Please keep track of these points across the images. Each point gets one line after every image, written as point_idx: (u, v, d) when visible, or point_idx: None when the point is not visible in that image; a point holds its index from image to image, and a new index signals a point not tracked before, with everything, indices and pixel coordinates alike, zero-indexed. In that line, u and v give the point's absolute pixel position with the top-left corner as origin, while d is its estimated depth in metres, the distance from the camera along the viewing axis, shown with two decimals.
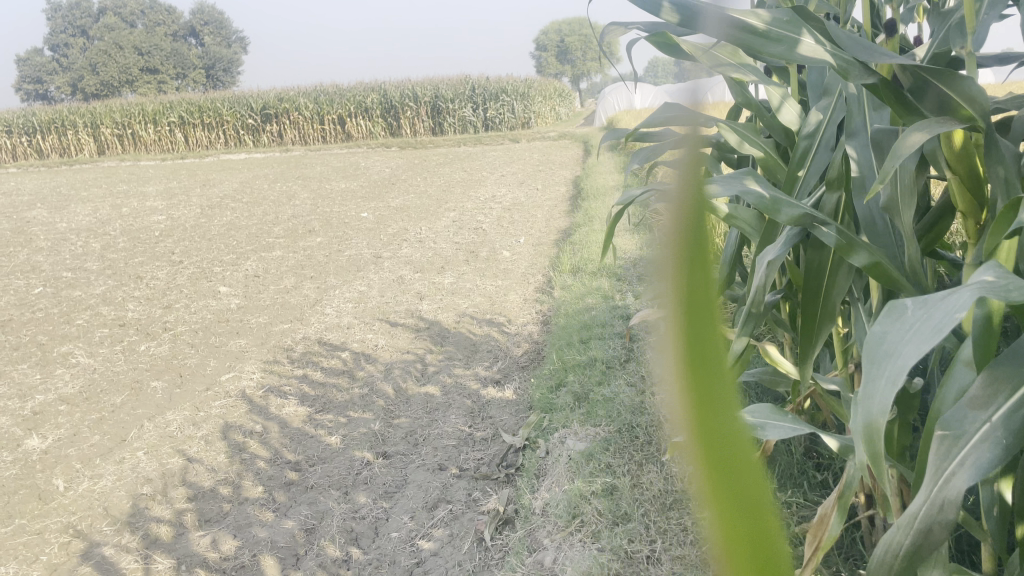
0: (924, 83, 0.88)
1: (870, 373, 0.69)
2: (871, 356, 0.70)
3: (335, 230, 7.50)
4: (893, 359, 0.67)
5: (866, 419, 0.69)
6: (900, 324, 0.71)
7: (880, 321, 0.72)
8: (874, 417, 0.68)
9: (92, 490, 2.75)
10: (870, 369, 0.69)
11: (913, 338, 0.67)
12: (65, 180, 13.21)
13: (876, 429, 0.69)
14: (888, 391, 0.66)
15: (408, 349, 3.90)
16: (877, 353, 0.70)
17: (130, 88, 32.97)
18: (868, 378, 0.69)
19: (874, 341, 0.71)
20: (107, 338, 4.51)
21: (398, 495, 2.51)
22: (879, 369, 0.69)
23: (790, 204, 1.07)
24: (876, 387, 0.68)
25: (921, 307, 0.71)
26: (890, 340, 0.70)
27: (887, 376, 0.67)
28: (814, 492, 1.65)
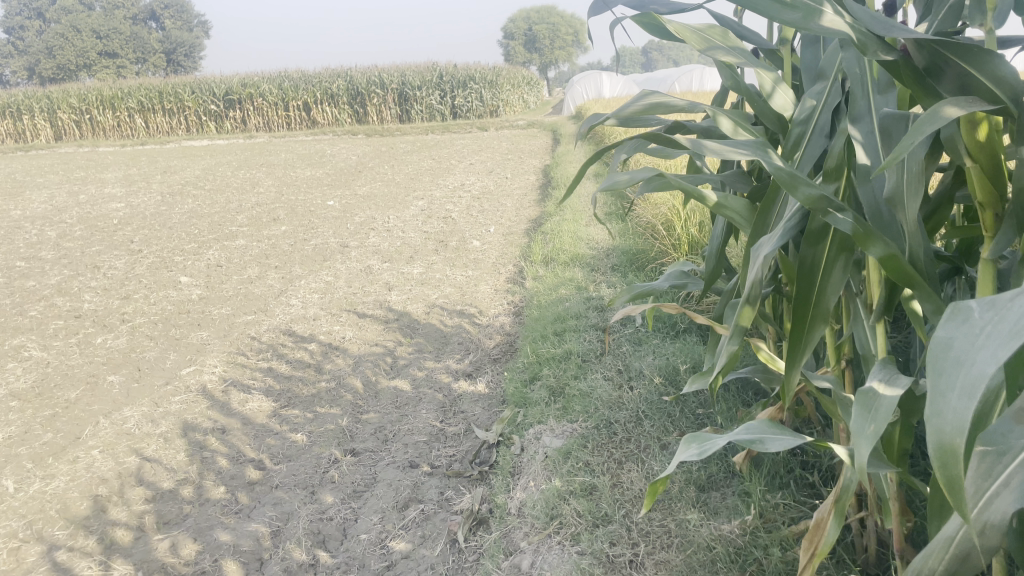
0: (940, 61, 0.89)
1: (938, 383, 0.66)
2: (939, 364, 0.67)
3: (300, 218, 7.40)
4: (965, 369, 0.64)
5: (937, 437, 0.65)
6: (967, 328, 0.67)
7: (944, 325, 0.69)
8: (949, 435, 0.63)
9: (44, 492, 2.61)
10: (939, 380, 0.66)
11: (991, 346, 0.63)
12: (18, 165, 12.88)
13: (948, 449, 0.65)
14: (966, 409, 0.62)
15: (377, 342, 3.83)
16: (945, 360, 0.66)
17: (88, 73, 32.93)
18: (938, 390, 0.65)
19: (940, 346, 0.68)
20: (62, 331, 4.36)
21: (368, 494, 2.41)
22: (952, 378, 0.65)
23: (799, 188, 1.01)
24: (949, 401, 0.64)
25: (988, 309, 0.68)
26: (957, 350, 0.66)
27: (962, 388, 0.64)
28: (802, 492, 1.59)
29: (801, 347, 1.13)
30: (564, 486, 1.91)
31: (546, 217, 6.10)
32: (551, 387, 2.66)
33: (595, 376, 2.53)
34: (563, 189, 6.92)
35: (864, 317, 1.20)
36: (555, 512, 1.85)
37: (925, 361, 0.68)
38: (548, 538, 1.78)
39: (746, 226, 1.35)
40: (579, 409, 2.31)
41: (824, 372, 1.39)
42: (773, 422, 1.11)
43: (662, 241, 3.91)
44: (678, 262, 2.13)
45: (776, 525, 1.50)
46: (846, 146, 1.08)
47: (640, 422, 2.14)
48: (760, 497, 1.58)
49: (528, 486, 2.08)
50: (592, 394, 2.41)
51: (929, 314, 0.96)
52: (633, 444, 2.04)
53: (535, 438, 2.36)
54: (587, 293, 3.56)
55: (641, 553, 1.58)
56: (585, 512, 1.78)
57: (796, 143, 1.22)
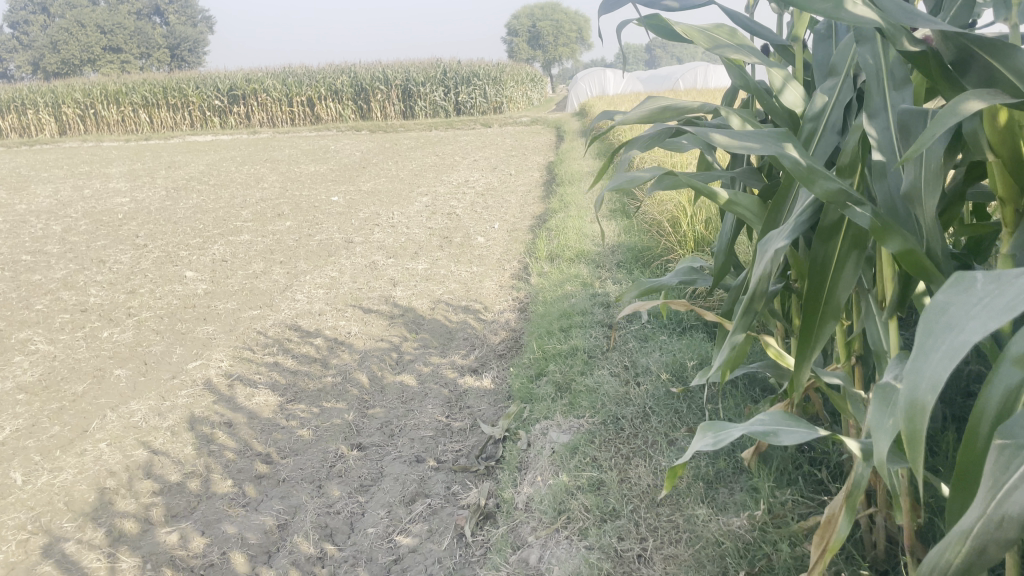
0: (966, 53, 0.89)
1: (925, 345, 0.68)
2: (930, 327, 0.68)
3: (305, 214, 7.41)
4: (951, 334, 0.66)
5: (912, 393, 0.68)
6: (965, 297, 0.68)
7: (945, 291, 0.70)
8: (923, 392, 0.66)
9: (52, 484, 2.61)
10: (926, 341, 0.68)
11: (980, 315, 0.64)
12: (23, 160, 12.91)
13: (920, 405, 0.68)
14: (942, 368, 0.64)
15: (382, 337, 3.84)
16: (936, 324, 0.68)
17: (92, 68, 32.94)
18: (922, 351, 0.68)
19: (935, 311, 0.69)
20: (68, 324, 4.37)
21: (374, 489, 2.42)
22: (939, 341, 0.67)
23: (817, 182, 1.02)
24: (929, 361, 0.66)
25: (992, 281, 0.68)
26: (950, 316, 0.68)
27: (944, 350, 0.65)
28: (810, 489, 1.60)
29: (812, 343, 1.14)
30: (571, 481, 1.91)
31: (551, 213, 6.10)
32: (558, 383, 2.66)
33: (602, 371, 2.53)
34: (567, 185, 6.92)
35: (876, 312, 1.21)
36: (563, 507, 1.85)
37: (920, 321, 0.69)
38: (556, 532, 1.79)
39: (757, 222, 1.35)
40: (586, 405, 2.32)
41: (834, 368, 1.40)
42: (788, 414, 1.12)
43: (668, 238, 3.91)
44: (686, 258, 2.13)
45: (785, 521, 1.50)
46: (860, 142, 1.08)
47: (647, 418, 2.14)
48: (769, 493, 1.58)
49: (534, 481, 2.08)
50: (598, 390, 2.41)
51: None
52: (640, 439, 2.04)
53: (541, 433, 2.37)
54: (592, 289, 3.57)
55: (649, 547, 1.58)
56: (593, 507, 1.79)
57: (808, 140, 1.22)
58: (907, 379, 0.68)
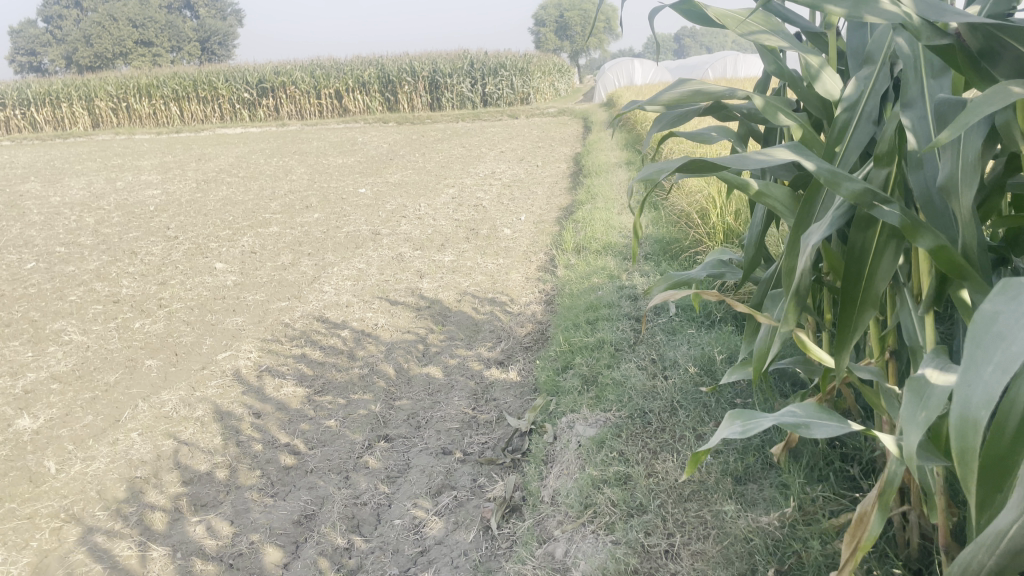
0: (996, 44, 0.87)
1: (975, 357, 0.66)
2: (979, 337, 0.67)
3: (333, 206, 7.45)
4: (1004, 344, 0.65)
5: (963, 409, 0.67)
6: (1013, 304, 0.67)
7: (992, 298, 0.69)
8: (977, 409, 0.65)
9: (84, 473, 2.65)
10: (975, 353, 0.67)
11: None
12: (58, 153, 13.10)
13: (972, 422, 0.66)
14: (999, 381, 0.62)
15: (409, 329, 3.85)
16: (986, 334, 0.67)
17: (122, 61, 32.96)
18: (971, 366, 0.66)
19: (985, 319, 0.68)
20: (101, 315, 4.44)
21: (401, 480, 2.43)
22: (990, 354, 0.66)
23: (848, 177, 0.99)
24: (981, 376, 0.65)
25: None
26: (999, 324, 0.67)
27: (996, 365, 0.64)
28: (843, 486, 1.57)
29: (847, 335, 1.11)
30: (598, 475, 1.90)
31: (578, 205, 6.08)
32: (584, 376, 2.65)
33: (629, 365, 2.51)
34: (594, 177, 6.89)
35: (912, 306, 1.18)
36: (589, 501, 1.85)
37: (968, 334, 0.68)
38: (582, 527, 1.79)
39: (789, 214, 1.32)
40: (612, 399, 2.31)
41: (867, 363, 1.37)
42: (821, 407, 1.09)
43: (696, 231, 3.88)
44: (716, 250, 2.10)
45: (816, 519, 1.48)
46: (897, 132, 1.05)
47: (675, 412, 2.12)
48: (800, 490, 1.55)
49: (561, 474, 2.08)
50: (625, 383, 2.40)
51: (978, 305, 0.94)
52: (668, 434, 2.02)
53: (567, 426, 2.36)
54: (619, 282, 3.55)
55: (677, 543, 1.57)
56: (620, 502, 1.78)
57: (842, 130, 1.19)
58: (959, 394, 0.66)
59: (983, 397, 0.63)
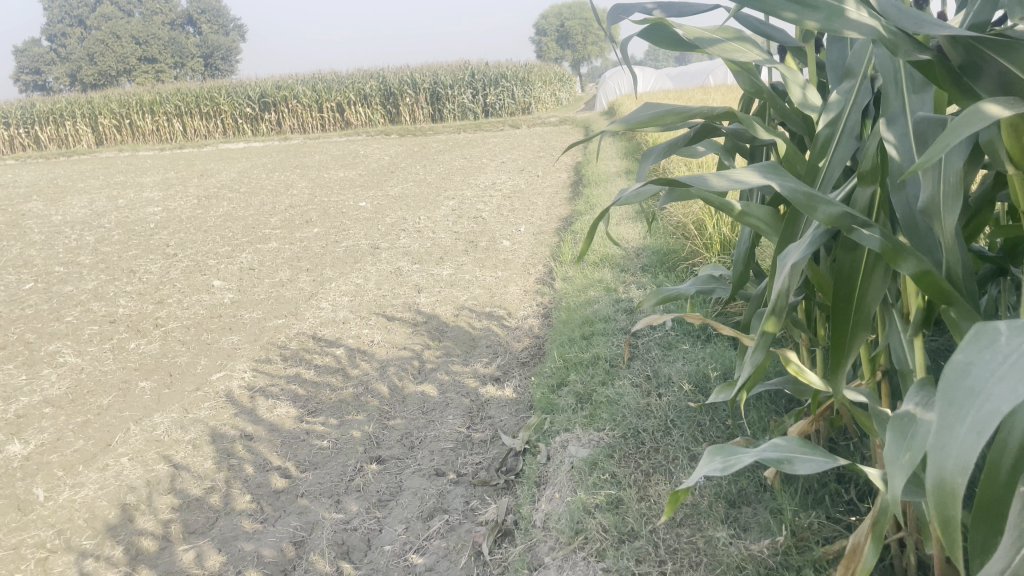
0: (977, 57, 0.82)
1: (948, 414, 0.62)
2: (950, 392, 0.63)
3: (333, 220, 7.42)
4: (978, 401, 0.61)
5: (939, 472, 0.63)
6: (988, 355, 0.64)
7: (965, 348, 0.65)
8: (951, 473, 0.61)
9: (73, 500, 2.62)
10: (948, 409, 0.63)
11: (1008, 378, 0.60)
12: (60, 171, 13.10)
13: (949, 483, 0.62)
14: (973, 448, 0.58)
15: (405, 345, 3.80)
16: (959, 389, 0.63)
17: (126, 77, 33.00)
18: (943, 423, 0.62)
19: (957, 372, 0.64)
20: (96, 336, 4.40)
21: (393, 504, 2.39)
22: (962, 411, 0.62)
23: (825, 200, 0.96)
24: (956, 436, 0.61)
25: (1015, 334, 0.64)
26: (973, 376, 0.63)
27: (971, 425, 0.60)
28: (838, 509, 1.52)
29: (836, 359, 1.06)
30: (589, 499, 1.85)
31: (577, 215, 6.04)
32: (579, 394, 2.60)
33: (623, 382, 2.46)
34: (593, 187, 6.85)
35: (903, 328, 1.14)
36: (580, 526, 1.79)
37: (941, 387, 0.64)
38: (573, 552, 1.73)
39: (774, 234, 1.28)
40: (606, 418, 2.26)
41: (860, 384, 1.32)
42: (804, 441, 1.05)
43: (693, 242, 3.83)
44: (707, 265, 2.05)
45: (809, 545, 1.44)
46: (877, 150, 1.02)
47: (669, 431, 2.08)
48: (791, 515, 1.51)
49: (553, 497, 2.03)
50: (619, 401, 2.35)
51: (968, 330, 0.90)
52: (661, 455, 1.97)
53: (561, 446, 2.31)
54: (615, 294, 3.50)
55: (667, 572, 1.52)
56: (611, 527, 1.73)
57: (825, 146, 1.15)
58: (933, 455, 0.62)
59: (957, 463, 0.60)
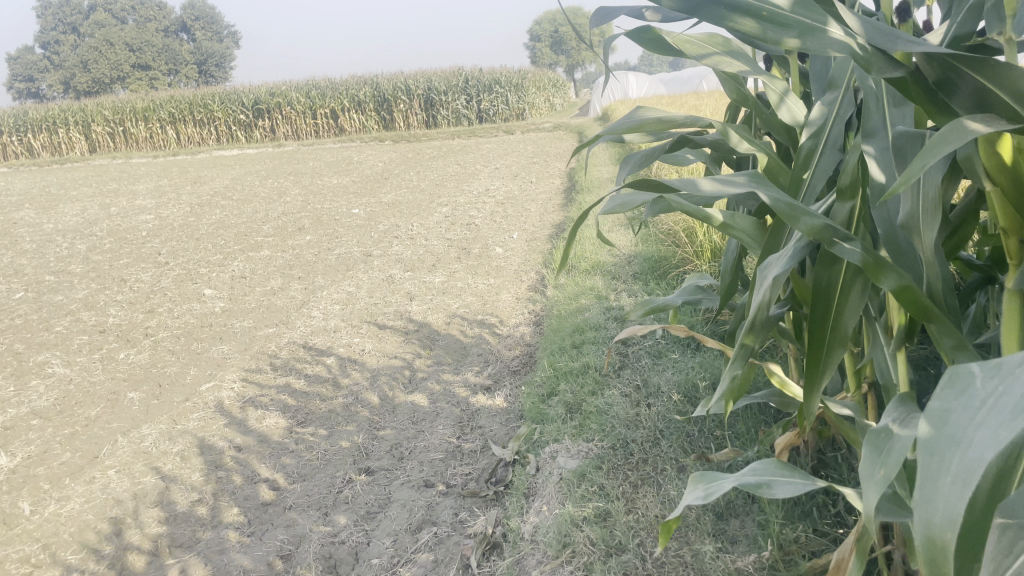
0: (953, 74, 0.81)
1: (932, 467, 0.61)
2: (932, 443, 0.62)
3: (325, 228, 7.40)
4: (960, 450, 0.60)
5: (925, 529, 0.60)
6: (967, 402, 0.63)
7: (940, 395, 0.65)
8: (940, 527, 0.58)
9: (59, 514, 2.60)
10: (932, 461, 0.61)
11: (989, 426, 0.59)
12: (53, 179, 13.07)
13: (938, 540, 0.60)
14: (958, 498, 0.57)
15: (396, 354, 3.79)
16: (941, 439, 0.62)
17: (120, 85, 32.99)
18: (927, 476, 0.61)
19: (938, 421, 0.64)
20: (85, 346, 4.38)
21: (381, 516, 2.37)
22: (945, 462, 0.60)
23: (804, 215, 0.95)
24: (942, 489, 0.59)
25: (992, 376, 0.64)
26: (952, 424, 0.62)
27: (958, 475, 0.59)
28: (825, 521, 1.52)
29: (817, 375, 1.05)
30: (577, 512, 1.84)
31: (569, 222, 6.03)
32: (569, 404, 2.59)
33: (613, 392, 2.45)
34: (586, 193, 6.85)
35: (885, 342, 1.13)
36: (568, 539, 1.77)
37: (922, 437, 0.63)
38: (560, 566, 1.70)
39: (757, 245, 1.27)
40: (595, 428, 2.25)
41: (844, 397, 1.32)
42: (782, 463, 1.06)
43: (684, 249, 3.83)
44: (694, 275, 2.05)
45: (795, 559, 1.43)
46: (859, 163, 1.01)
47: (658, 442, 2.07)
48: (778, 529, 1.50)
49: (541, 510, 2.01)
50: (609, 411, 2.33)
51: (949, 349, 0.90)
52: (649, 466, 1.96)
53: (550, 457, 2.30)
54: (606, 303, 3.49)
55: None
56: (599, 540, 1.71)
57: (807, 157, 1.14)
58: (916, 508, 0.61)
59: (945, 516, 0.58)
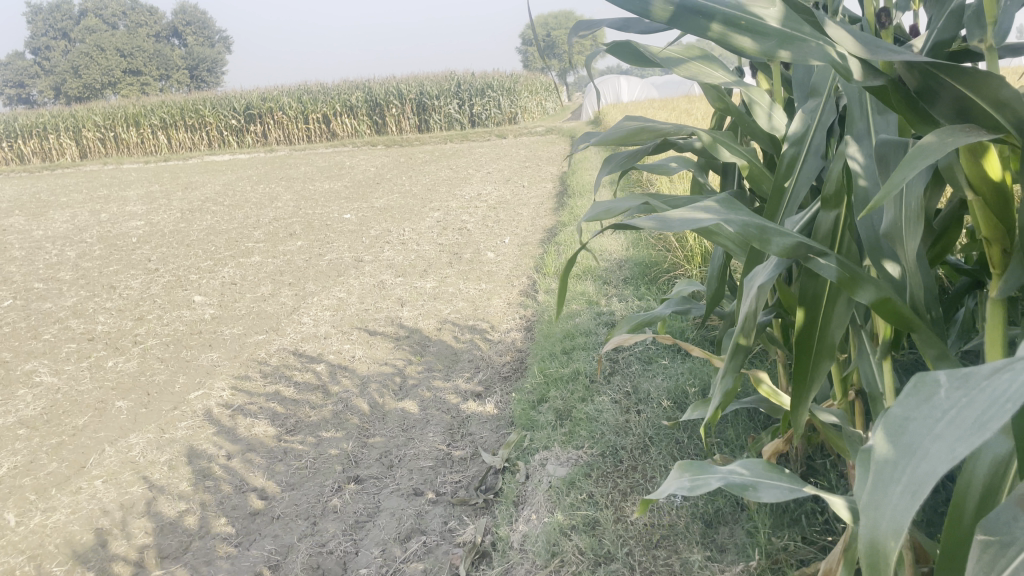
0: (933, 82, 0.81)
1: (884, 474, 0.60)
2: (889, 451, 0.61)
3: (317, 233, 7.38)
4: (914, 461, 0.58)
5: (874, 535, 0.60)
6: (927, 410, 0.62)
7: (903, 401, 0.64)
8: (884, 535, 0.58)
9: (45, 525, 2.57)
10: (884, 469, 0.61)
11: (945, 436, 0.57)
12: (43, 185, 13.02)
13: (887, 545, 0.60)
14: (905, 511, 0.56)
15: (386, 360, 3.77)
16: (897, 448, 0.61)
17: (112, 90, 32.97)
18: (878, 483, 0.60)
19: (895, 428, 0.62)
20: (74, 354, 4.35)
21: (370, 525, 2.35)
22: (899, 471, 0.59)
23: (778, 235, 0.95)
24: (890, 499, 0.59)
25: (957, 385, 0.62)
26: (910, 435, 0.61)
27: (906, 487, 0.58)
28: (814, 528, 1.51)
29: (803, 387, 1.05)
30: (566, 520, 1.82)
31: (561, 226, 6.03)
32: (559, 411, 2.58)
33: (602, 398, 2.44)
34: (578, 197, 6.85)
35: (870, 350, 1.13)
36: (556, 548, 1.76)
37: (881, 448, 0.62)
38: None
39: (742, 254, 1.26)
40: (584, 435, 2.24)
41: (832, 404, 1.31)
42: (770, 466, 1.05)
43: (675, 253, 3.82)
44: (681, 285, 2.04)
45: (783, 567, 1.42)
46: (842, 172, 1.01)
47: (647, 449, 2.06)
48: (766, 537, 1.50)
49: (530, 518, 2.00)
50: (599, 418, 2.32)
51: (932, 359, 0.89)
52: (638, 473, 1.95)
53: (540, 465, 2.29)
54: (597, 308, 3.48)
55: None
56: (587, 549, 1.70)
57: (790, 166, 1.13)
58: (866, 516, 0.60)
59: (891, 523, 0.57)
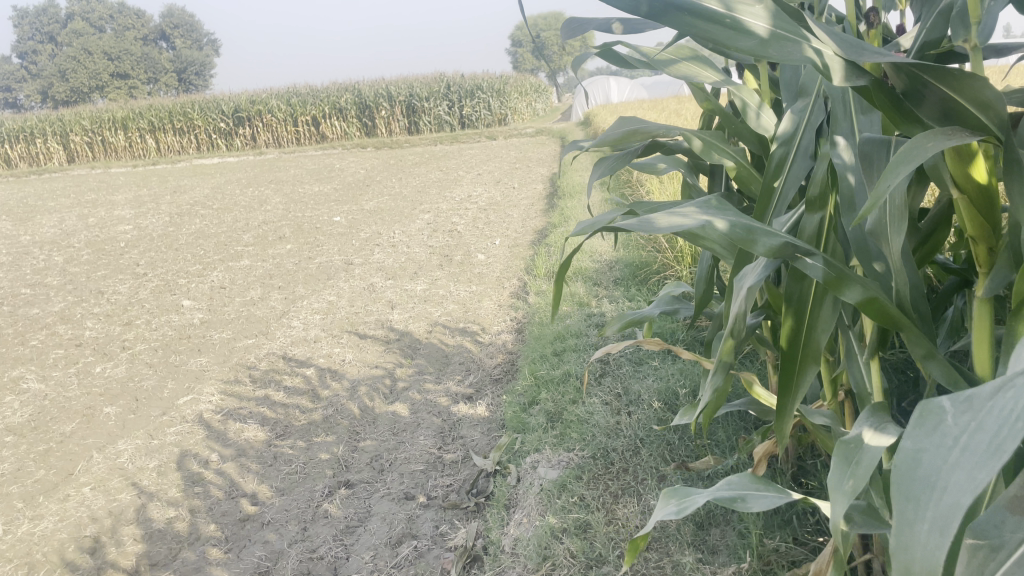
0: (919, 83, 0.81)
1: (906, 511, 0.56)
2: (905, 488, 0.57)
3: (306, 236, 7.36)
4: (937, 496, 0.54)
5: None
6: (937, 441, 0.58)
7: (913, 436, 0.60)
8: (917, 575, 0.53)
9: (32, 534, 2.55)
10: (906, 507, 0.56)
11: (965, 466, 0.54)
12: (32, 191, 12.96)
13: None
14: (940, 546, 0.52)
15: (377, 364, 3.76)
16: (916, 481, 0.56)
17: (100, 94, 32.92)
18: (901, 523, 0.56)
19: (909, 463, 0.58)
20: (61, 360, 4.31)
21: (360, 530, 2.34)
22: (920, 506, 0.55)
23: (766, 235, 0.95)
24: (918, 533, 0.54)
25: (963, 414, 0.59)
26: (926, 468, 0.57)
27: (935, 520, 0.53)
28: (805, 530, 1.51)
29: (790, 391, 1.04)
30: (557, 523, 1.81)
31: (551, 228, 6.02)
32: (550, 413, 2.56)
33: (593, 400, 2.43)
34: (568, 198, 6.85)
35: (858, 352, 1.13)
36: (547, 552, 1.75)
37: (891, 483, 0.58)
38: None
39: (729, 256, 1.26)
40: (575, 438, 2.23)
41: (821, 405, 1.31)
42: (755, 477, 1.04)
43: (665, 254, 3.82)
44: (670, 284, 2.04)
45: (775, 569, 1.42)
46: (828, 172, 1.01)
47: (638, 452, 2.05)
48: (758, 539, 1.49)
49: (521, 521, 1.99)
50: (590, 420, 2.31)
51: (920, 359, 0.89)
52: (630, 476, 1.94)
53: (531, 468, 2.27)
54: (588, 309, 3.48)
55: None
56: (578, 553, 1.69)
57: (779, 167, 1.13)
58: (895, 560, 0.55)
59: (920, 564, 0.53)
